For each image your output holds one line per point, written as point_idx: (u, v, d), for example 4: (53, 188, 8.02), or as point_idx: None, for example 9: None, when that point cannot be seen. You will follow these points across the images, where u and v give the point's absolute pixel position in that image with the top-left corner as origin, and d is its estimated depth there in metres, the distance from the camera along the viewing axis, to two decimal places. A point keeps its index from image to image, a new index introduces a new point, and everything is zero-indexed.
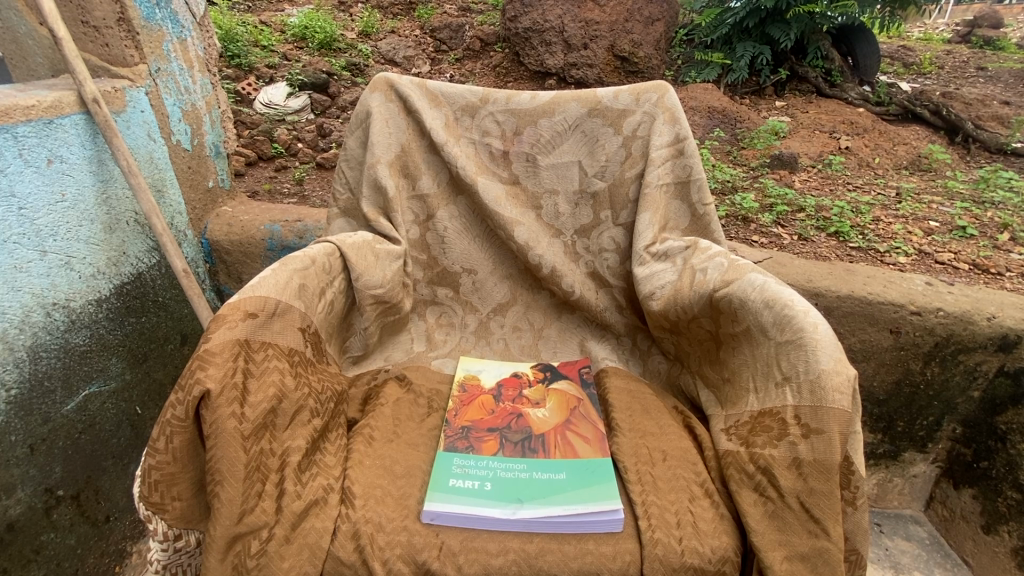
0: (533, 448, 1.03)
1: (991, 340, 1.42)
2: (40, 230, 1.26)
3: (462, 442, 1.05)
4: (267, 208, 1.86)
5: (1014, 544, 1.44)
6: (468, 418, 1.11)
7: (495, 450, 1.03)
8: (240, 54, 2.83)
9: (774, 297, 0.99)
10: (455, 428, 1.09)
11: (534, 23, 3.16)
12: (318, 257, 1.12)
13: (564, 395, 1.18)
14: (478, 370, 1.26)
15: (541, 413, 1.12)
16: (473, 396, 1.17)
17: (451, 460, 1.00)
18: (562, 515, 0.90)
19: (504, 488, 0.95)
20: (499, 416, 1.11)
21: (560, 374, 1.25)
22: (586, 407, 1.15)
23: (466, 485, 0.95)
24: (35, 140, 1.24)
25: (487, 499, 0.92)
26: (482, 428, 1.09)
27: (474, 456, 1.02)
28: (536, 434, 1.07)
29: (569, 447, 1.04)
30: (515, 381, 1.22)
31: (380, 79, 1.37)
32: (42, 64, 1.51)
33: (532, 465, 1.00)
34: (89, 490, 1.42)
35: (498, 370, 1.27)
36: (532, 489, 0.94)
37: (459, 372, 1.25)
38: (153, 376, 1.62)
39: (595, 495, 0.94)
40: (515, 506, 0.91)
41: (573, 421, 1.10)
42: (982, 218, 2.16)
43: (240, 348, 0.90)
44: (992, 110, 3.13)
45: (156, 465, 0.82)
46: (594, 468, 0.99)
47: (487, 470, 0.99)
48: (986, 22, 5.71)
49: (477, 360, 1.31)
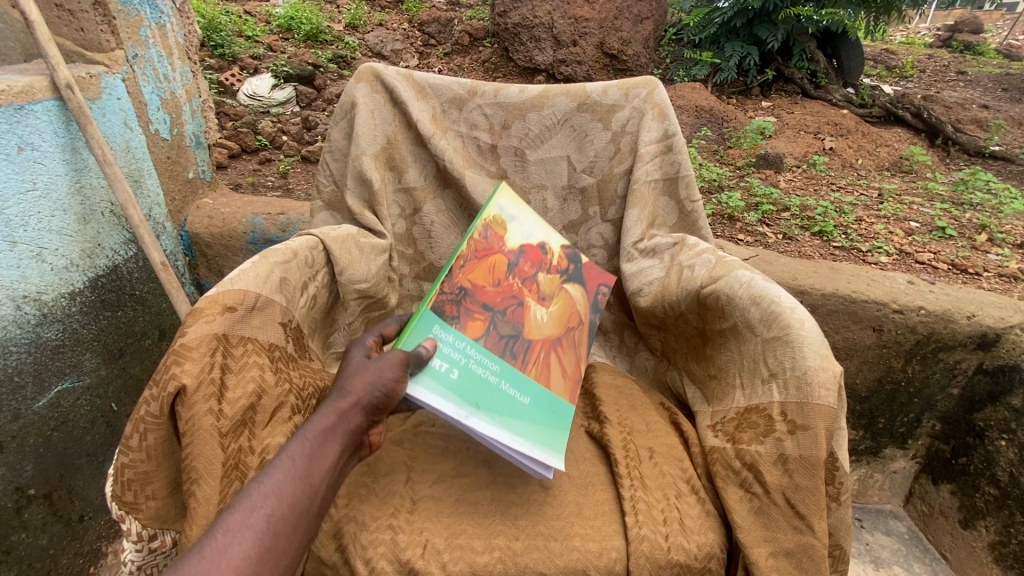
0: (514, 353, 0.96)
1: (970, 338, 1.44)
2: (10, 220, 1.22)
3: (452, 306, 0.95)
4: (250, 201, 1.83)
5: (991, 539, 1.46)
6: (471, 276, 1.00)
7: (479, 334, 0.94)
8: (224, 45, 2.79)
9: (761, 294, 0.99)
10: (453, 279, 0.97)
11: (523, 19, 3.15)
12: (300, 250, 1.09)
13: (570, 305, 1.10)
14: (511, 213, 1.10)
15: (541, 314, 1.04)
16: (489, 251, 1.04)
17: (431, 325, 0.89)
18: (510, 444, 0.80)
19: (468, 386, 0.85)
20: (500, 294, 1.02)
21: (580, 280, 1.14)
22: (582, 333, 1.08)
23: (435, 364, 0.84)
24: (3, 127, 1.20)
25: (450, 389, 0.82)
26: (478, 299, 0.99)
27: (455, 331, 0.92)
28: (524, 338, 0.99)
29: (546, 372, 0.98)
30: (537, 255, 1.10)
31: (365, 69, 1.34)
32: (14, 48, 1.45)
33: (503, 371, 0.91)
34: (62, 489, 1.38)
35: (530, 228, 1.12)
36: (492, 401, 0.85)
37: (493, 200, 1.08)
38: (129, 372, 1.58)
39: (553, 438, 0.87)
40: (472, 409, 0.81)
41: (563, 342, 1.04)
42: (961, 219, 2.19)
43: (218, 343, 0.88)
44: (970, 114, 3.18)
45: (129, 463, 0.80)
46: (556, 409, 0.93)
47: (461, 356, 0.88)
48: (966, 28, 5.79)
49: (518, 199, 1.13)
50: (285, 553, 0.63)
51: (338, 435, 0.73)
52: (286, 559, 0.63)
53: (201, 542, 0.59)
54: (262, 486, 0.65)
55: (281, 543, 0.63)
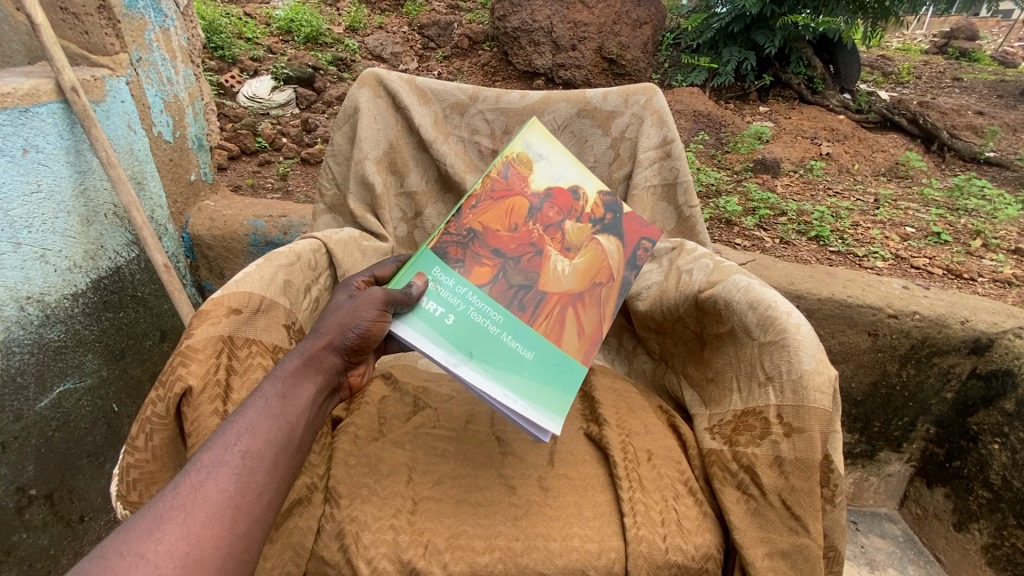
0: (522, 304, 0.94)
1: (963, 343, 1.45)
2: (14, 222, 1.24)
3: (457, 249, 0.98)
4: (251, 203, 1.84)
5: (984, 542, 1.47)
6: (484, 220, 1.01)
7: (485, 281, 0.96)
8: (225, 47, 2.80)
9: (758, 299, 1.01)
10: (462, 223, 1.00)
11: (523, 23, 3.16)
12: (304, 253, 1.11)
13: (601, 257, 1.01)
14: (539, 153, 1.06)
15: (562, 266, 0.99)
16: (510, 194, 1.03)
17: (432, 266, 0.95)
18: (498, 397, 0.81)
19: (463, 332, 0.87)
20: (516, 240, 1.01)
21: (618, 231, 1.03)
22: (609, 291, 0.99)
23: (431, 308, 0.89)
24: (9, 129, 1.21)
25: (441, 335, 0.86)
26: (488, 243, 0.99)
27: (458, 275, 0.95)
28: (537, 289, 0.96)
29: (557, 328, 0.93)
30: (565, 201, 1.04)
31: (368, 74, 1.36)
32: (18, 51, 1.46)
33: (506, 322, 0.91)
34: (63, 490, 1.40)
35: (563, 169, 1.06)
36: (488, 351, 0.87)
37: (516, 141, 1.05)
38: (130, 373, 1.59)
39: (549, 396, 0.84)
40: (461, 357, 0.84)
41: (586, 297, 0.97)
42: (956, 225, 2.21)
43: (223, 345, 0.89)
44: (966, 120, 3.21)
45: (135, 463, 0.81)
46: (564, 370, 0.89)
47: (460, 301, 0.92)
48: (962, 35, 5.82)
49: (550, 136, 1.08)
50: (266, 485, 0.65)
51: (313, 375, 0.77)
52: (268, 491, 0.65)
53: (178, 478, 0.61)
54: (236, 424, 0.67)
55: (260, 476, 0.65)
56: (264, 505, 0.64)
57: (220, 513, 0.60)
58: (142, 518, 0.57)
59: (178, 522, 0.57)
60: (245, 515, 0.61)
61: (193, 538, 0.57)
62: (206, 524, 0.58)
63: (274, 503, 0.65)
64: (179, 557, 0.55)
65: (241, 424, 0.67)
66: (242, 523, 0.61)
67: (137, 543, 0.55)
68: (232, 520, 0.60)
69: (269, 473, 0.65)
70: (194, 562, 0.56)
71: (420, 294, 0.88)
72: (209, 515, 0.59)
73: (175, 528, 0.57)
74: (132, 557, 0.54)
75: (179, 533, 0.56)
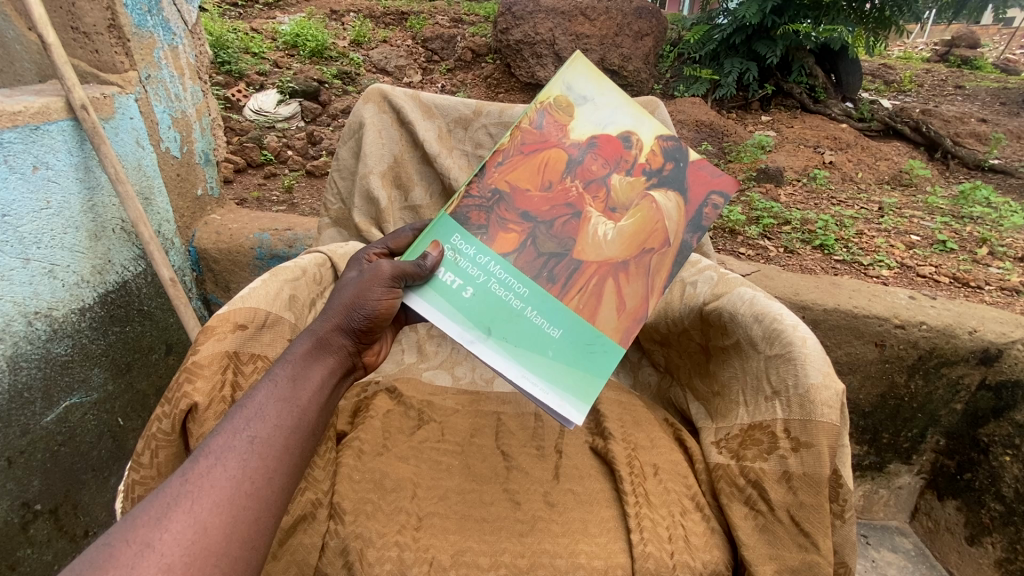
0: (552, 275, 0.91)
1: (972, 353, 1.44)
2: (24, 237, 1.25)
3: (479, 213, 0.94)
4: (257, 217, 1.85)
5: (997, 556, 1.46)
6: (513, 178, 0.96)
7: (512, 248, 0.92)
8: (230, 62, 2.83)
9: (763, 312, 1.01)
10: (487, 184, 0.95)
11: (524, 35, 3.18)
12: (309, 267, 1.11)
13: (652, 218, 0.94)
14: (581, 95, 0.96)
15: (605, 230, 0.94)
16: (545, 146, 0.96)
17: (451, 234, 0.92)
18: (517, 378, 0.82)
19: (484, 306, 0.87)
20: (552, 199, 0.95)
21: (677, 186, 0.94)
22: (660, 258, 0.92)
23: (448, 280, 0.88)
24: (20, 147, 1.22)
25: (462, 311, 0.86)
26: (517, 206, 0.95)
27: (480, 242, 0.92)
28: (572, 257, 0.91)
29: (593, 300, 0.89)
30: (612, 151, 0.95)
31: (373, 90, 1.38)
32: (30, 70, 1.49)
33: (534, 295, 0.89)
34: (67, 504, 1.41)
35: (611, 113, 0.96)
36: (510, 328, 0.86)
37: (554, 83, 0.96)
38: (136, 387, 1.59)
39: (572, 376, 0.84)
40: (480, 335, 0.84)
41: (630, 266, 0.92)
42: (962, 233, 2.19)
43: (229, 360, 0.90)
44: (969, 127, 3.21)
45: (140, 479, 0.81)
46: (595, 349, 0.87)
47: (481, 273, 0.90)
48: (963, 42, 5.78)
49: (595, 73, 0.97)
50: (275, 471, 0.66)
51: (322, 362, 0.79)
52: (278, 477, 0.66)
53: (187, 465, 0.62)
54: (247, 409, 0.68)
55: (270, 462, 0.66)
56: (274, 493, 0.65)
57: (228, 500, 0.61)
58: (149, 506, 0.58)
59: (185, 510, 0.58)
60: (256, 502, 0.63)
61: (201, 527, 0.58)
62: (213, 511, 0.59)
63: (285, 489, 0.66)
64: (186, 545, 0.56)
65: (251, 407, 0.68)
66: (252, 510, 0.62)
67: (145, 531, 0.56)
68: (241, 507, 0.61)
69: (279, 458, 0.67)
70: (201, 551, 0.57)
71: (434, 265, 0.87)
72: (218, 502, 0.60)
73: (183, 516, 0.58)
74: (138, 546, 0.55)
75: (188, 521, 0.58)
